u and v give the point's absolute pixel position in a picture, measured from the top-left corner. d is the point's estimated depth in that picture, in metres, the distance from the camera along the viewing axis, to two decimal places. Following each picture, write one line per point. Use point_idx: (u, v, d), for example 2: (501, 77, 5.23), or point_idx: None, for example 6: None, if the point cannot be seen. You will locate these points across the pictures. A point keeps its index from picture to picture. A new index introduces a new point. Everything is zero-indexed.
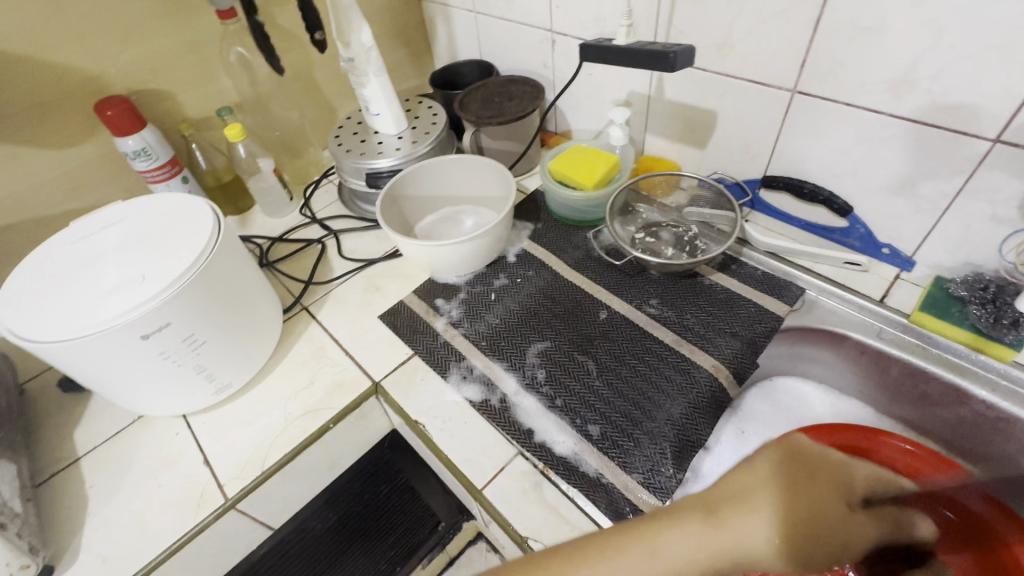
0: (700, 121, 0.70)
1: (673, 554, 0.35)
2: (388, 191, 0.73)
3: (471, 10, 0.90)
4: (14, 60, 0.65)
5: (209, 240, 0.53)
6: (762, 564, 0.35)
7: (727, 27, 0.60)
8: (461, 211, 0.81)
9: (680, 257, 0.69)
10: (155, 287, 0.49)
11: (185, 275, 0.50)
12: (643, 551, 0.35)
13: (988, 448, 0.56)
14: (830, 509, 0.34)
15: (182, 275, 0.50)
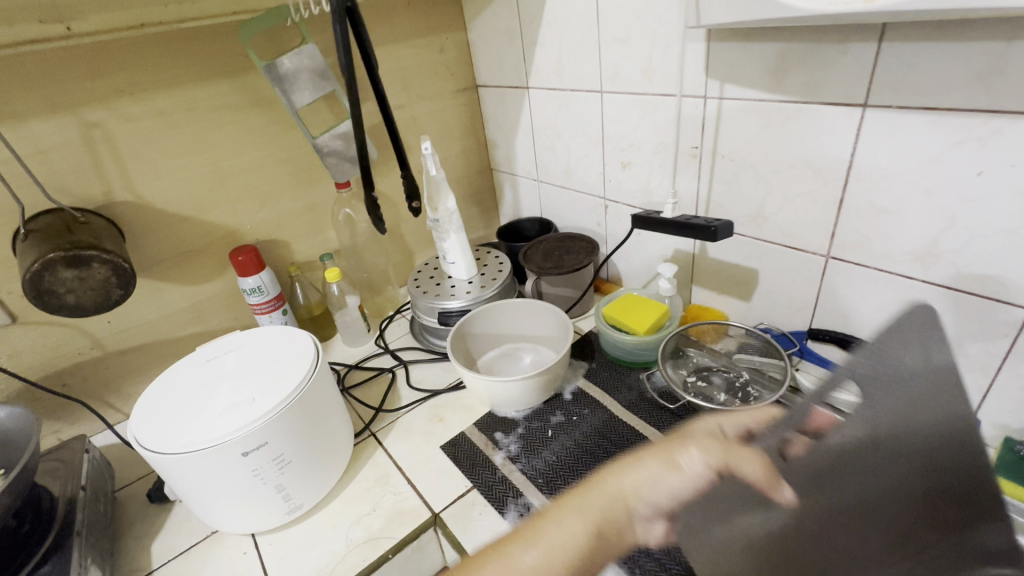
0: (743, 277, 0.77)
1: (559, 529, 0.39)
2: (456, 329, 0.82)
3: (535, 180, 1.08)
4: (181, 219, 0.83)
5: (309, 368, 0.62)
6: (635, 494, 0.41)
7: (760, 203, 0.70)
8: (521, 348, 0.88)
9: (732, 403, 0.71)
10: (261, 409, 0.57)
11: (286, 399, 0.58)
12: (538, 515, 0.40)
13: None
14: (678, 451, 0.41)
15: (284, 399, 0.58)
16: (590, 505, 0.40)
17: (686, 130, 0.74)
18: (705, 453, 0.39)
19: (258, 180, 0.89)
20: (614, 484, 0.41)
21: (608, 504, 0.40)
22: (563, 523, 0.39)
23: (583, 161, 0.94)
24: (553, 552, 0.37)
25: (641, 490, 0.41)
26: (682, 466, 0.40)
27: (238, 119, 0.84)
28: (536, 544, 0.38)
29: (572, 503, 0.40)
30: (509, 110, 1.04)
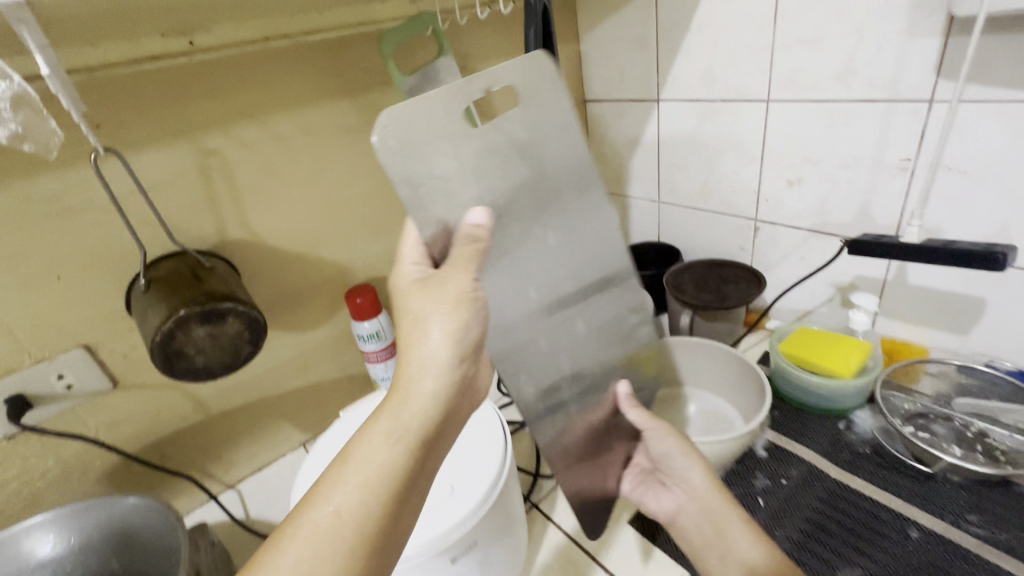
0: (959, 307, 0.67)
1: (378, 453, 0.37)
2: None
3: (655, 201, 0.98)
4: (295, 258, 0.72)
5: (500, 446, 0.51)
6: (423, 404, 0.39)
7: (1003, 221, 0.59)
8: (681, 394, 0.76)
9: (977, 460, 0.60)
10: (465, 497, 0.46)
11: (493, 484, 0.47)
12: (385, 433, 0.38)
13: None
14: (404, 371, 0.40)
15: (492, 485, 0.47)
16: (407, 420, 0.38)
17: (894, 139, 0.64)
18: (439, 301, 0.40)
19: (372, 210, 0.79)
20: (434, 387, 0.40)
21: (418, 403, 0.39)
22: (379, 441, 0.37)
23: (728, 178, 0.84)
24: (366, 468, 0.36)
25: (411, 360, 0.40)
26: (441, 311, 0.40)
27: (358, 142, 0.74)
28: (353, 469, 0.36)
29: (386, 426, 0.38)
30: (628, 125, 0.95)
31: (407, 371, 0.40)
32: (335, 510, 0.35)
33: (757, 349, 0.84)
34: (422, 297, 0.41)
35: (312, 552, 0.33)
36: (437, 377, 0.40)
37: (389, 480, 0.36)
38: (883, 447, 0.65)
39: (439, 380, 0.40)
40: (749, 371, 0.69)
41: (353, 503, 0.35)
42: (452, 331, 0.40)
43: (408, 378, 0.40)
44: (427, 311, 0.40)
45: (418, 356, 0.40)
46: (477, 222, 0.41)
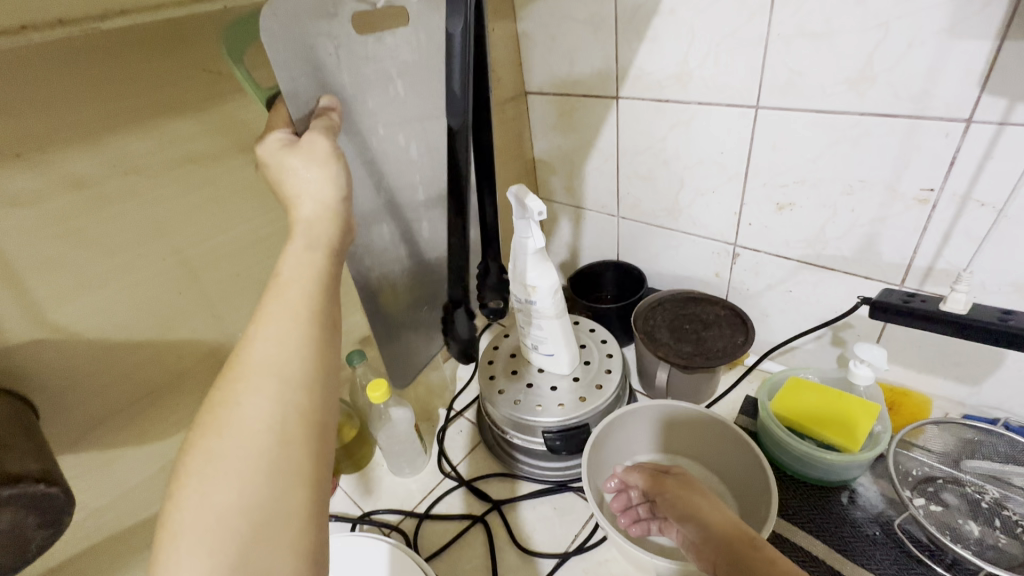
0: (972, 358, 0.57)
1: (293, 271, 0.32)
2: (590, 457, 0.59)
3: (613, 214, 0.83)
4: (132, 347, 0.51)
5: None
6: (323, 226, 0.34)
7: None
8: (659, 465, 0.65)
9: (1001, 543, 0.52)
10: None
11: None
12: (297, 245, 0.33)
13: None
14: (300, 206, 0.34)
15: None
16: (316, 231, 0.34)
17: (914, 163, 0.52)
18: (308, 154, 0.35)
19: (249, 263, 0.58)
20: (313, 213, 0.34)
21: (323, 213, 0.34)
22: (295, 255, 0.33)
23: (702, 196, 0.70)
24: (300, 276, 0.32)
25: (296, 198, 0.35)
26: (311, 158, 0.35)
27: (215, 176, 0.52)
28: (283, 281, 0.32)
29: (296, 238, 0.33)
30: (580, 125, 0.77)
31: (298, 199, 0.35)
32: (289, 304, 0.31)
33: (738, 395, 0.72)
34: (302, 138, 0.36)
35: (286, 332, 0.30)
36: (320, 206, 0.34)
37: (320, 282, 0.33)
38: (895, 527, 0.55)
39: (329, 211, 0.35)
40: (748, 447, 0.58)
41: (304, 292, 0.32)
42: (332, 178, 0.35)
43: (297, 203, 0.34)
44: (294, 159, 0.35)
45: (304, 189, 0.34)
46: (333, 111, 0.40)
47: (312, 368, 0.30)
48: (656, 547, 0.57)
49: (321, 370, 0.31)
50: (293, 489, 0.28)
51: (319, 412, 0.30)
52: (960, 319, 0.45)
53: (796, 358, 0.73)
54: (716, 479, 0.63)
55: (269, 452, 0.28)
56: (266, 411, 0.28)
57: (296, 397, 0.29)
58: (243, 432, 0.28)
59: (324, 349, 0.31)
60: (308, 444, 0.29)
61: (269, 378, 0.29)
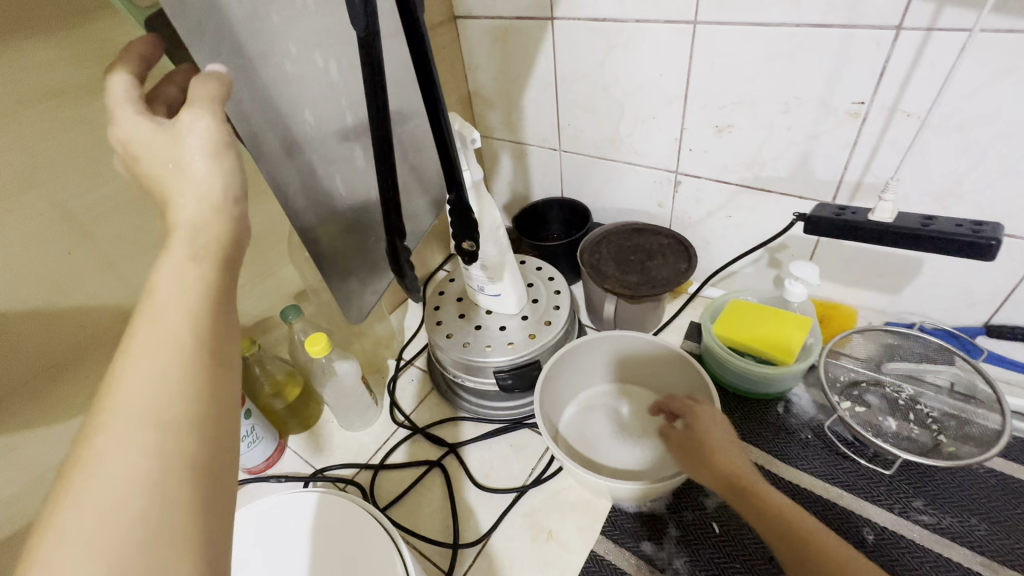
0: (895, 269, 0.61)
1: (170, 289, 0.26)
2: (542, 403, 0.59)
3: (555, 148, 0.80)
4: (17, 317, 0.44)
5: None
6: (206, 230, 0.28)
7: (958, 177, 0.51)
8: (612, 398, 0.67)
9: (916, 433, 0.57)
10: None
11: None
12: (176, 257, 0.27)
13: None
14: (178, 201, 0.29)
15: None
16: (199, 238, 0.28)
17: (846, 77, 0.51)
18: (188, 109, 0.29)
19: (150, 213, 0.51)
20: (194, 207, 0.28)
21: (207, 216, 0.29)
22: (172, 267, 0.27)
23: (643, 123, 0.68)
24: (179, 294, 0.26)
25: (176, 188, 0.29)
26: (190, 115, 0.28)
27: (90, 113, 0.44)
28: (157, 301, 0.26)
29: (175, 244, 0.28)
30: (515, 52, 0.72)
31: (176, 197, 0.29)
32: (167, 331, 0.25)
33: (682, 322, 0.74)
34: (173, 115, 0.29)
35: (163, 366, 0.24)
36: (210, 136, 0.29)
37: (207, 300, 0.27)
38: (825, 430, 0.60)
39: (212, 206, 0.29)
40: (694, 369, 0.60)
41: (186, 315, 0.26)
42: (215, 145, 0.29)
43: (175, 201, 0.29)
44: (169, 144, 0.29)
45: (181, 186, 0.29)
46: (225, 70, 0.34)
47: (199, 406, 0.25)
48: (609, 471, 0.59)
49: (211, 406, 0.25)
50: (179, 553, 0.22)
51: (211, 456, 0.25)
52: (887, 228, 0.47)
53: (736, 282, 0.75)
54: (668, 406, 0.65)
55: (146, 517, 0.22)
56: (138, 465, 0.23)
57: (178, 441, 0.24)
58: (105, 499, 0.22)
59: (214, 378, 0.25)
60: (194, 501, 0.23)
61: (143, 425, 0.23)
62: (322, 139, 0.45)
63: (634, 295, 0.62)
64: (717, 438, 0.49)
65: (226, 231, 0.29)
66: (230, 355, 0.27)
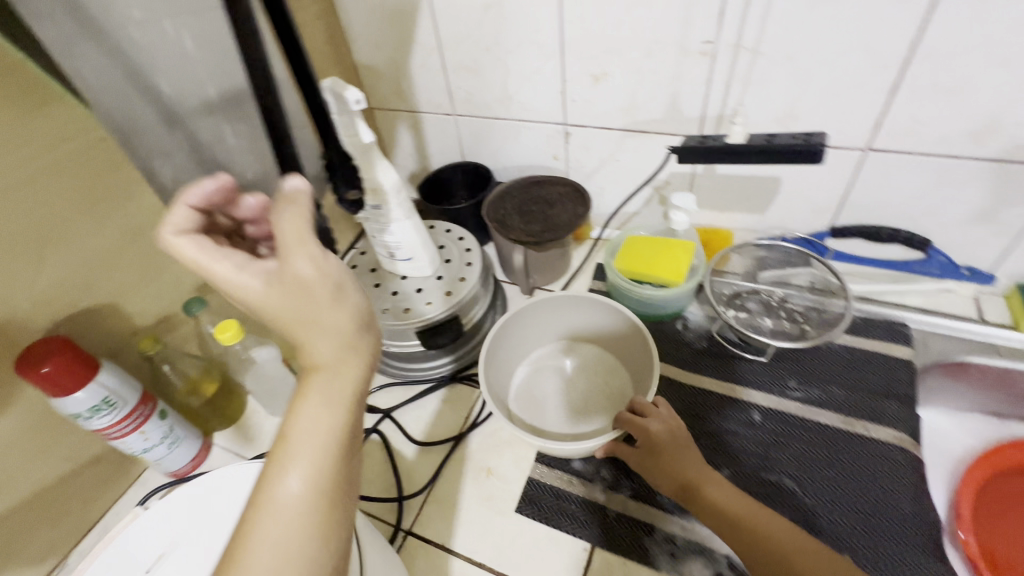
0: (756, 190, 0.69)
1: (309, 434, 0.30)
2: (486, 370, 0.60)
3: (450, 113, 0.82)
4: None
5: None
6: (339, 373, 0.31)
7: (792, 101, 0.59)
8: (556, 357, 0.70)
9: (785, 327, 0.67)
10: None
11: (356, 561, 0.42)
12: (315, 405, 0.30)
13: None
14: (296, 336, 0.31)
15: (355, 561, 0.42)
16: (337, 387, 0.31)
17: (695, 18, 0.57)
18: (306, 259, 0.32)
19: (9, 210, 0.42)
20: (329, 351, 0.31)
21: (347, 351, 0.32)
22: (310, 412, 0.30)
23: (527, 79, 0.71)
24: (314, 439, 0.30)
25: (303, 328, 0.31)
26: (305, 266, 0.32)
27: None
28: (294, 447, 0.29)
29: (316, 390, 0.31)
30: (395, 17, 0.72)
31: (303, 331, 0.31)
32: (301, 480, 0.29)
33: (588, 264, 0.80)
34: (283, 260, 0.32)
35: (295, 515, 0.28)
36: (316, 266, 0.32)
37: (338, 447, 0.30)
38: (715, 336, 0.68)
39: (347, 346, 0.32)
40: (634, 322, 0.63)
41: (320, 462, 0.29)
42: (334, 290, 0.32)
43: (305, 340, 0.31)
44: (289, 290, 0.31)
45: (312, 331, 0.31)
46: (302, 189, 0.36)
47: (322, 549, 0.29)
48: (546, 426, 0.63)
49: (329, 546, 0.29)
50: None
51: None
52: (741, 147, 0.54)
53: (632, 222, 0.82)
54: (609, 356, 0.69)
55: None
56: None
57: None
58: None
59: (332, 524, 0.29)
60: None
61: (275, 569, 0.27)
62: (199, 112, 0.53)
63: (537, 241, 0.66)
64: (667, 438, 0.50)
65: (353, 375, 0.32)
66: (349, 492, 0.31)
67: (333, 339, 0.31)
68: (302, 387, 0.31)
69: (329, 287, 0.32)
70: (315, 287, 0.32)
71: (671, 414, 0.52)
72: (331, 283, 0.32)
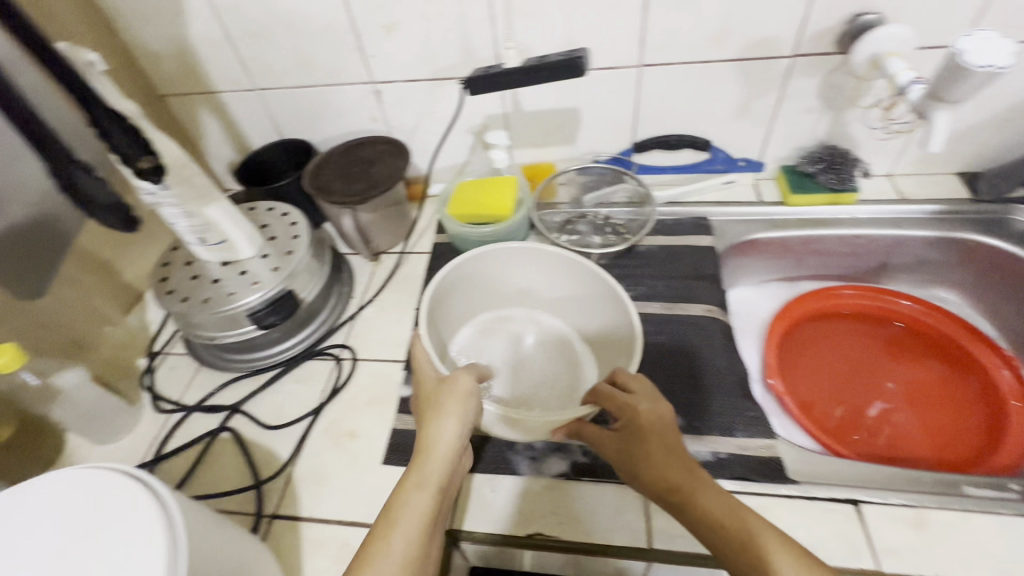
0: (562, 119, 0.74)
1: (413, 508, 0.40)
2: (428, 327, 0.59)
3: (251, 88, 0.76)
4: None
5: (142, 485, 0.37)
6: (443, 461, 0.44)
7: (568, 28, 0.64)
8: (518, 327, 0.71)
9: (610, 241, 0.74)
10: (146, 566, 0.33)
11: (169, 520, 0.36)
12: (417, 485, 0.42)
13: (881, 260, 0.74)
14: (427, 433, 0.45)
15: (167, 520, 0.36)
16: (432, 472, 0.43)
17: None
18: (458, 394, 0.47)
19: None
20: (445, 448, 0.44)
21: (448, 458, 0.44)
22: (414, 499, 0.41)
23: (320, 38, 0.69)
24: (412, 511, 0.40)
25: (432, 431, 0.45)
26: (457, 404, 0.46)
27: None
28: (400, 515, 0.39)
29: (417, 476, 0.42)
30: None
31: (430, 431, 0.45)
32: (402, 537, 0.38)
33: (429, 220, 0.81)
34: (451, 388, 0.48)
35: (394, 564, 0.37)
36: (458, 418, 0.46)
37: (424, 522, 0.40)
38: None
39: (455, 454, 0.45)
40: (617, 302, 0.62)
41: (412, 528, 0.39)
42: (462, 412, 0.46)
43: (428, 435, 0.45)
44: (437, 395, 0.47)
45: (440, 431, 0.45)
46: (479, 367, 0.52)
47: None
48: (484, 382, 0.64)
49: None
50: None
51: None
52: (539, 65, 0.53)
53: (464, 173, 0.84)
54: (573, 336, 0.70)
55: None
56: None
57: None
58: None
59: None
60: None
61: None
62: None
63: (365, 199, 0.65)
64: (654, 419, 0.45)
65: (449, 463, 0.44)
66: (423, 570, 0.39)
67: (449, 436, 0.45)
68: (409, 471, 0.43)
69: (466, 402, 0.47)
70: (454, 394, 0.47)
71: (662, 397, 0.47)
72: (474, 398, 0.47)
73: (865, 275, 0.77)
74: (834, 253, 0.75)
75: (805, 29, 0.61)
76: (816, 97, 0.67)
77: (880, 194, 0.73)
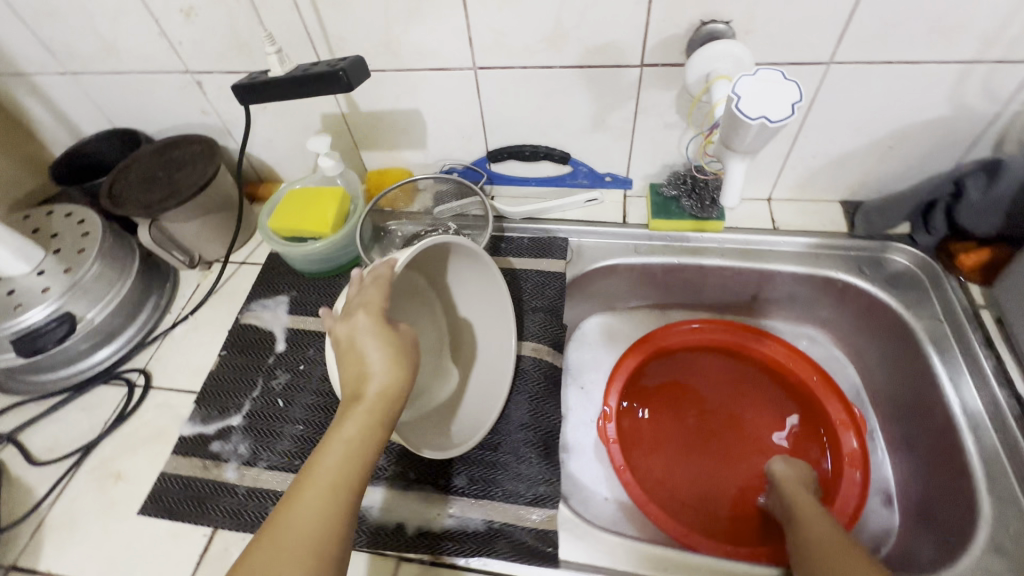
0: (405, 122, 0.66)
1: (341, 461, 0.35)
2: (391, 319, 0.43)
3: (63, 72, 0.68)
4: None
5: None
6: (392, 409, 0.38)
7: (385, 23, 0.55)
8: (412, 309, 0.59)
9: None
10: None
11: None
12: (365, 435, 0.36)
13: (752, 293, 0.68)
14: (372, 377, 0.38)
15: None
16: (383, 418, 0.38)
17: None
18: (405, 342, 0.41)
19: None
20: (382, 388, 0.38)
21: (391, 405, 0.38)
22: (352, 443, 0.36)
23: (116, 21, 0.60)
24: (346, 464, 0.36)
25: (375, 373, 0.38)
26: (398, 355, 0.40)
27: None
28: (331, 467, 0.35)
29: (366, 424, 0.37)
30: None
31: (374, 373, 0.38)
32: (338, 493, 0.34)
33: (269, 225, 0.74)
34: (401, 332, 0.41)
35: (330, 520, 0.33)
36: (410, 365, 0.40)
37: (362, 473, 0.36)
38: None
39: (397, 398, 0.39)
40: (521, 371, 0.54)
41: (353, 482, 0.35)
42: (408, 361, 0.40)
43: (374, 376, 0.38)
44: (369, 340, 0.39)
45: (383, 374, 0.38)
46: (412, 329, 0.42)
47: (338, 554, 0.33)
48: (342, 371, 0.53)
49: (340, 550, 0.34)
50: None
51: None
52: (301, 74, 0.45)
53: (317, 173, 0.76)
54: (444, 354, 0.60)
55: None
56: None
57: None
58: None
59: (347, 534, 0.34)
60: None
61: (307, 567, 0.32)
62: None
63: (157, 212, 0.58)
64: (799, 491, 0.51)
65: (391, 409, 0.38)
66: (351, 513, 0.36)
67: (396, 382, 0.39)
68: (347, 420, 0.37)
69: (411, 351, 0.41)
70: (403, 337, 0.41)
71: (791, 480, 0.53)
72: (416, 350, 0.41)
73: (737, 306, 0.70)
74: (701, 283, 0.68)
75: (650, 37, 0.52)
76: (676, 112, 0.59)
77: (751, 222, 0.66)
